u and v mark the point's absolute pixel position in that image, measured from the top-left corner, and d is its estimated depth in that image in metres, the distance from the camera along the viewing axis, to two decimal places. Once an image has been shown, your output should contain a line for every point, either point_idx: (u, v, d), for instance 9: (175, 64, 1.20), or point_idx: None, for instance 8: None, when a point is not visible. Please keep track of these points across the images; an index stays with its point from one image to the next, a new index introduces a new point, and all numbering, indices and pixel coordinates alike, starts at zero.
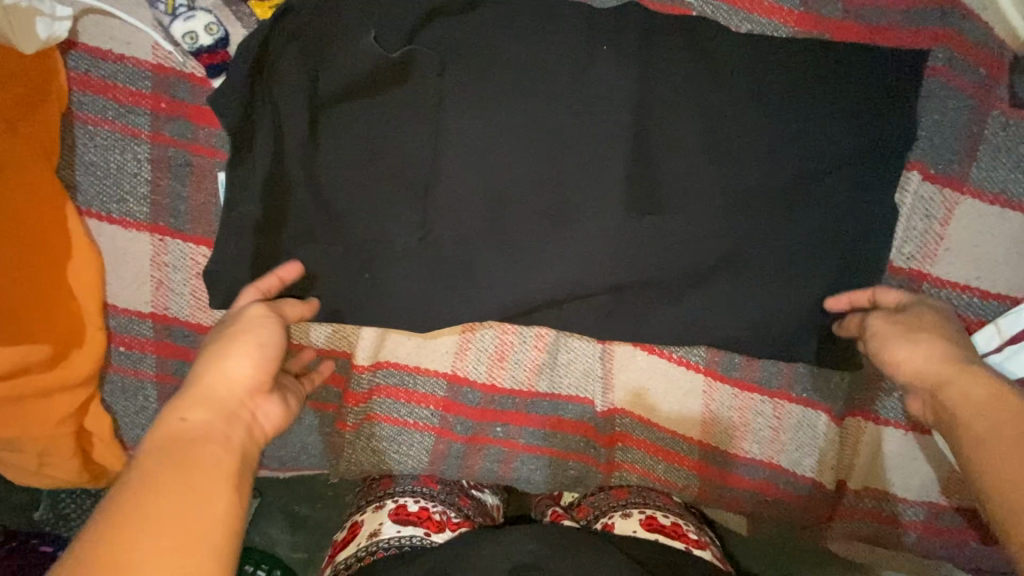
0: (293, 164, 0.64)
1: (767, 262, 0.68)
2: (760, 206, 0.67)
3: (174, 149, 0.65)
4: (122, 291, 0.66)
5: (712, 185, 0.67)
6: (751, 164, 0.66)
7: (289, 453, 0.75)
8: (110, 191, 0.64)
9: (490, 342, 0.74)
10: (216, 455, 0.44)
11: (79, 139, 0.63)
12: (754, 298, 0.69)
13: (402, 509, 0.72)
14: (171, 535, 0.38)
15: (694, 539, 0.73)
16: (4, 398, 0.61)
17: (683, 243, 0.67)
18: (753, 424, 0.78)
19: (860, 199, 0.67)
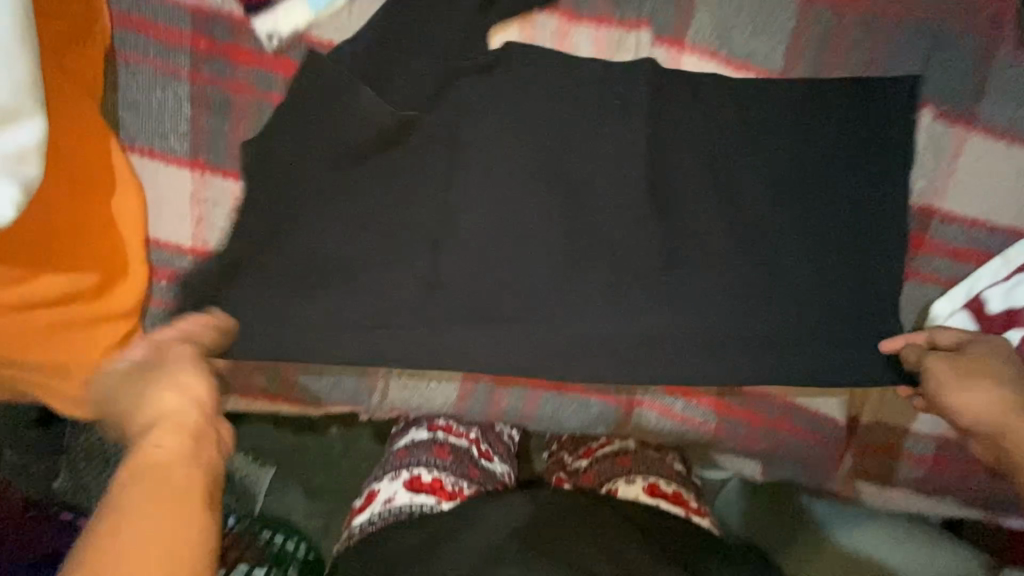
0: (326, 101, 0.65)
1: (779, 194, 0.72)
2: (771, 141, 0.71)
3: (214, 88, 0.67)
4: (165, 226, 0.69)
5: (724, 123, 0.71)
6: (759, 109, 0.71)
7: (322, 386, 0.77)
8: (152, 127, 0.67)
9: (484, 391, 0.79)
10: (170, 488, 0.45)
11: (123, 77, 0.65)
12: (769, 230, 0.72)
13: (416, 480, 0.74)
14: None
15: (694, 507, 0.75)
16: (56, 325, 0.64)
17: (699, 178, 0.72)
18: None
19: (866, 134, 0.71)
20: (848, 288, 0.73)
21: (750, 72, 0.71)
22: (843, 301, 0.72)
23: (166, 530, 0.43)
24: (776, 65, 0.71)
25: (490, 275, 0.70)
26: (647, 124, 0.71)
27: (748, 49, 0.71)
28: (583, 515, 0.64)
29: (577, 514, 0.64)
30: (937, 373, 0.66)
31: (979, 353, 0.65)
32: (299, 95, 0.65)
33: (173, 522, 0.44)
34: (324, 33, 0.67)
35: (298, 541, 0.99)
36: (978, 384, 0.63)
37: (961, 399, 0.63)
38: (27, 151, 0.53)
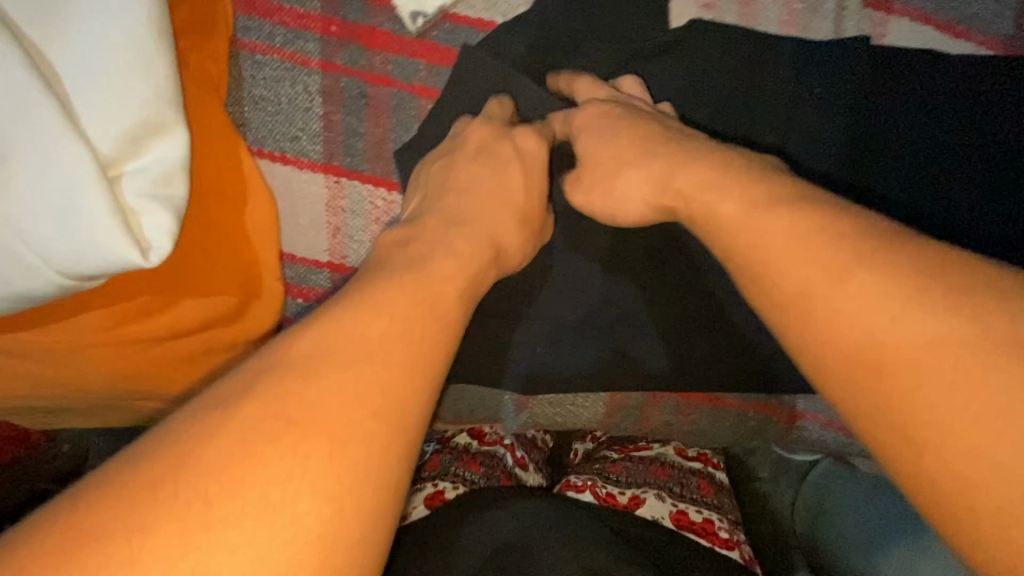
0: (475, 93, 0.57)
1: (1012, 156, 0.60)
2: (1001, 92, 0.59)
3: (348, 78, 0.58)
4: (299, 238, 0.62)
5: (941, 74, 0.60)
6: (985, 82, 0.59)
7: (466, 406, 0.72)
8: (282, 128, 0.59)
9: (638, 400, 0.71)
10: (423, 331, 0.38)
11: (247, 70, 0.57)
12: (999, 199, 0.61)
13: (438, 495, 0.67)
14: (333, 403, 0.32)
15: (723, 540, 0.68)
16: (201, 353, 0.58)
17: (912, 147, 0.61)
18: None
19: None
20: None
21: (972, 40, 0.60)
22: None
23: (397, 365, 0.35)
24: (1004, 30, 0.59)
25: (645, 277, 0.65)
26: (837, 103, 0.60)
27: (971, 11, 0.59)
28: (574, 523, 0.58)
29: (569, 522, 0.58)
30: (584, 113, 0.53)
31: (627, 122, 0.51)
32: (449, 88, 0.58)
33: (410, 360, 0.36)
34: (471, 10, 0.57)
35: None
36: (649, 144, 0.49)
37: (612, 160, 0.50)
38: (173, 169, 0.45)
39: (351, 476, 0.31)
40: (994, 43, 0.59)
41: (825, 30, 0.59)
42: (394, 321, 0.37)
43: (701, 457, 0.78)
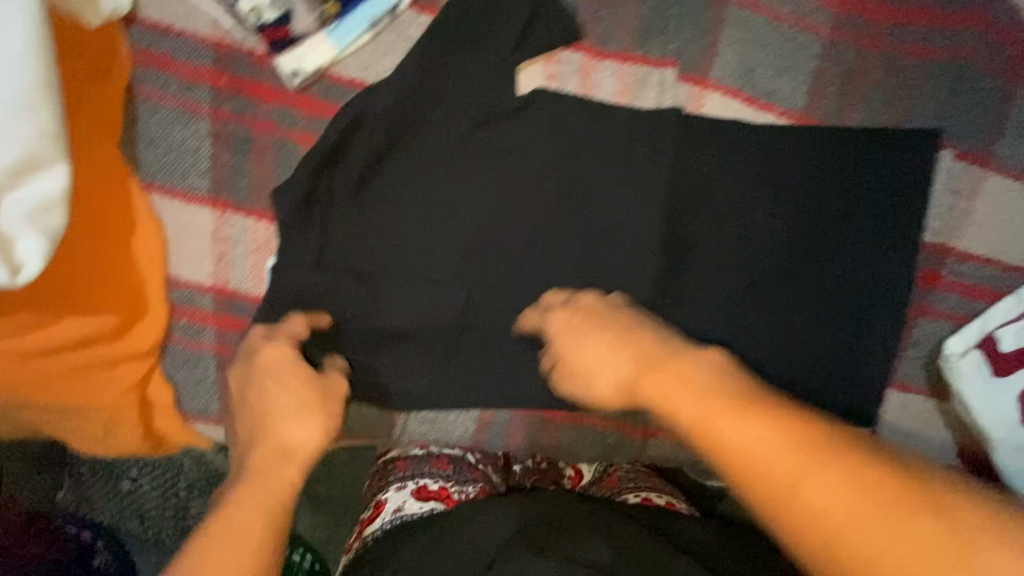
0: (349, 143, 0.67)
1: (823, 229, 0.72)
2: (784, 188, 0.72)
3: (235, 124, 0.66)
4: (186, 264, 0.68)
5: (738, 187, 0.72)
6: (779, 150, 0.71)
7: (342, 426, 0.77)
8: (172, 165, 0.66)
9: (503, 420, 0.80)
10: (284, 487, 0.52)
11: (143, 115, 0.65)
12: (834, 265, 0.72)
13: (423, 488, 0.69)
14: (226, 559, 0.45)
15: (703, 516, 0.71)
16: (77, 367, 0.63)
17: (720, 227, 0.73)
18: None
19: (870, 135, 0.71)
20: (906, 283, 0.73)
21: (772, 112, 0.71)
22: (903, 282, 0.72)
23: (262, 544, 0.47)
24: (798, 105, 0.71)
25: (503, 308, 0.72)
26: (665, 161, 0.72)
27: (770, 88, 0.71)
28: (584, 520, 0.57)
29: (580, 521, 0.57)
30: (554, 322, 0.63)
31: (594, 342, 0.59)
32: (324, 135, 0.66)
33: (270, 531, 0.49)
34: (346, 70, 0.66)
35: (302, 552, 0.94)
36: (607, 358, 0.57)
37: (592, 384, 0.58)
38: (51, 199, 0.52)
39: None
40: (790, 115, 0.71)
41: (652, 99, 0.71)
42: (231, 569, 0.45)
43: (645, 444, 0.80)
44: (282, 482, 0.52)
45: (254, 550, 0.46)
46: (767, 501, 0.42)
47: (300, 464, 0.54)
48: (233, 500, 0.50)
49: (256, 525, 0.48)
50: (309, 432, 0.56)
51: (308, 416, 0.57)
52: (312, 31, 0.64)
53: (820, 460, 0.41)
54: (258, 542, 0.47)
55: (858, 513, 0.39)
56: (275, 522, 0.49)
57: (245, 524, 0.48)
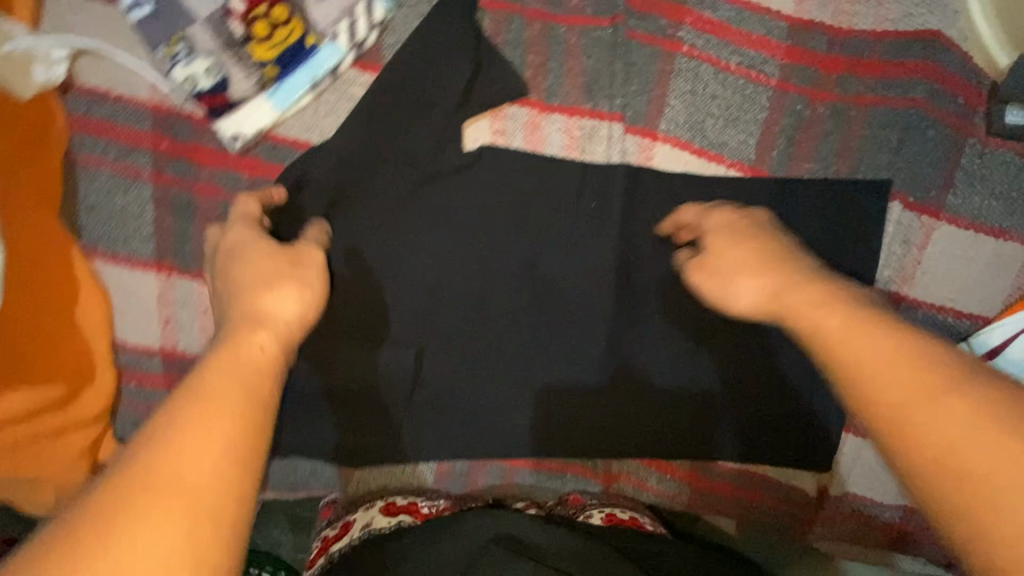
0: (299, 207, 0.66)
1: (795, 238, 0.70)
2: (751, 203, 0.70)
3: (177, 188, 0.65)
4: (133, 329, 0.67)
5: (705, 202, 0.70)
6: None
7: (301, 477, 0.78)
8: (115, 231, 0.65)
9: (463, 467, 0.80)
10: (260, 377, 0.38)
11: (83, 182, 0.64)
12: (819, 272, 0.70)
13: (393, 504, 0.73)
14: (204, 442, 0.33)
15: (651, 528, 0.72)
16: (22, 439, 0.63)
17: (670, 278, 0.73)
18: (732, 481, 0.84)
19: (843, 145, 0.70)
20: None
21: (722, 163, 0.71)
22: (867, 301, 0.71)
23: (246, 421, 0.35)
24: (748, 156, 0.71)
25: (458, 359, 0.73)
26: (616, 214, 0.71)
27: (719, 140, 0.71)
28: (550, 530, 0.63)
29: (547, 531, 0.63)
30: (713, 219, 0.58)
31: (734, 252, 0.51)
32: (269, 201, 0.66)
33: (255, 417, 0.35)
34: (289, 131, 0.66)
35: None
36: (745, 265, 0.50)
37: (732, 289, 0.49)
38: None
39: (239, 437, 0.34)
40: (741, 167, 0.71)
41: (601, 152, 0.71)
42: (213, 425, 0.34)
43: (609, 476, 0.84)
44: (252, 342, 0.40)
45: (242, 415, 0.35)
46: (888, 437, 0.34)
47: (284, 347, 0.42)
48: (199, 366, 0.37)
49: (227, 395, 0.35)
50: (291, 294, 0.46)
51: (285, 288, 0.46)
52: (250, 95, 0.63)
53: (947, 389, 0.33)
54: (241, 431, 0.34)
55: (988, 435, 0.31)
56: (262, 412, 0.36)
57: (226, 382, 0.36)
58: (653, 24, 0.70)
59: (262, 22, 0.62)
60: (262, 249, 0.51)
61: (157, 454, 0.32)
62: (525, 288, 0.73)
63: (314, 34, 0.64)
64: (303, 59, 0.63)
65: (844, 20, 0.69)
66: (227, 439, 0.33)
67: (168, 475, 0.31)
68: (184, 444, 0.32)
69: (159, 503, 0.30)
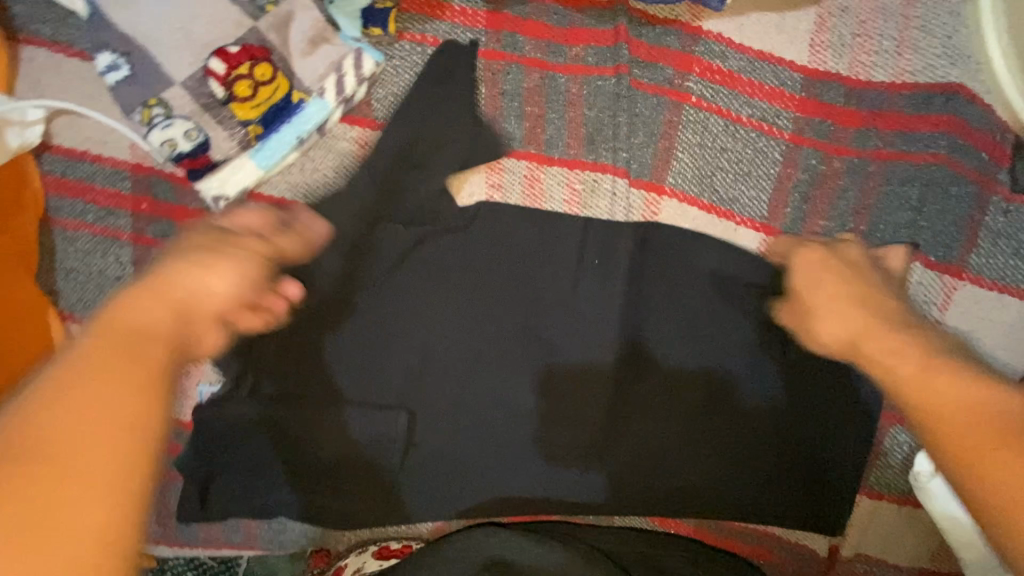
0: (306, 271, 0.64)
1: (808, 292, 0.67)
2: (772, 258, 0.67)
3: (158, 250, 0.62)
4: None
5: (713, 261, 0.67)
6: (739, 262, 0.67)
7: (288, 537, 0.74)
8: (92, 296, 0.62)
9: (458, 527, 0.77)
10: (127, 361, 0.34)
11: (60, 244, 0.61)
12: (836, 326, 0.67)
13: (385, 548, 0.72)
14: (93, 414, 0.31)
15: None
16: None
17: (678, 336, 0.69)
18: (739, 537, 0.81)
19: (863, 200, 0.66)
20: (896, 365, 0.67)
21: (732, 219, 0.68)
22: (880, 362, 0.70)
23: (144, 387, 0.33)
24: (759, 213, 0.67)
25: (454, 424, 0.70)
26: (617, 273, 0.67)
27: (730, 196, 0.67)
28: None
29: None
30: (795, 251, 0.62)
31: (833, 295, 0.56)
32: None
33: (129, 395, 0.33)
34: (276, 190, 0.63)
35: None
36: (835, 307, 0.55)
37: (813, 332, 0.56)
38: None
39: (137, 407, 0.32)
40: (751, 224, 0.68)
41: (604, 207, 0.67)
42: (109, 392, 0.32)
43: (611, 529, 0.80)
44: (146, 316, 0.38)
45: (131, 370, 0.34)
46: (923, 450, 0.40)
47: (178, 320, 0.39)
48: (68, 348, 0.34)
49: (120, 358, 0.34)
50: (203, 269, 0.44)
51: (213, 260, 0.45)
52: (232, 154, 0.60)
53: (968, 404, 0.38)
54: (139, 397, 0.33)
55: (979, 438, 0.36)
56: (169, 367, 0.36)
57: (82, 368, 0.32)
58: (659, 73, 0.67)
59: (244, 82, 0.59)
60: (184, 241, 0.47)
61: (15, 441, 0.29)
62: (520, 349, 0.69)
63: (300, 92, 0.61)
64: (288, 116, 0.60)
65: (861, 71, 0.66)
66: (116, 408, 0.32)
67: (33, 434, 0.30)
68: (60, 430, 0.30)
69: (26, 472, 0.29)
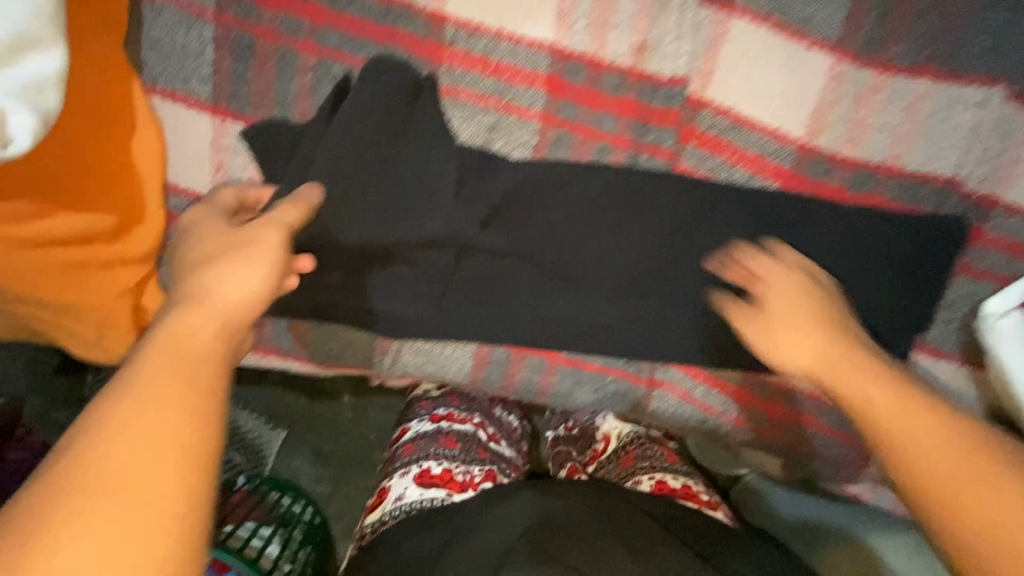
0: (379, 72, 0.65)
1: (885, 227, 0.69)
2: (865, 211, 0.69)
3: (238, 30, 0.64)
4: (184, 172, 0.68)
5: (783, 83, 0.67)
6: (806, 85, 0.67)
7: (335, 348, 0.75)
8: (174, 69, 0.65)
9: (502, 357, 0.76)
10: (183, 349, 0.42)
11: (147, 16, 0.64)
12: (908, 265, 0.69)
13: (426, 474, 0.76)
14: (166, 404, 0.38)
15: (705, 501, 0.75)
16: (73, 264, 0.63)
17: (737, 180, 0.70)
18: (785, 403, 0.79)
19: (945, 26, 0.64)
20: (926, 306, 0.71)
21: (802, 41, 0.66)
22: (935, 201, 0.69)
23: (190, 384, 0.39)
24: (832, 34, 0.66)
25: (510, 238, 0.70)
26: (671, 173, 0.69)
27: (802, 15, 0.65)
28: (600, 517, 0.59)
29: (592, 516, 0.59)
30: (784, 270, 0.64)
31: (879, 393, 0.52)
32: None
33: (194, 390, 0.40)
34: None
35: (304, 504, 1.00)
36: (861, 390, 0.53)
37: (807, 364, 0.58)
38: (45, 81, 0.52)
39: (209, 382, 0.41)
40: (824, 45, 0.66)
41: (673, 23, 0.66)
42: (183, 384, 0.39)
43: (654, 382, 0.78)
44: (194, 319, 0.44)
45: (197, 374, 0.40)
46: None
47: (230, 308, 0.46)
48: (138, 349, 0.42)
49: (188, 364, 0.41)
50: (213, 276, 0.46)
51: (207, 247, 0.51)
52: None
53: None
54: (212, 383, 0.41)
55: None
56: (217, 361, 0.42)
57: (161, 370, 0.39)
58: None
59: None
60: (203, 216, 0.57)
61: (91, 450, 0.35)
62: (501, 177, 0.68)
63: None
64: None
65: None
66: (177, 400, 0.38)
67: (143, 452, 0.36)
68: (144, 406, 0.37)
69: (119, 488, 0.34)
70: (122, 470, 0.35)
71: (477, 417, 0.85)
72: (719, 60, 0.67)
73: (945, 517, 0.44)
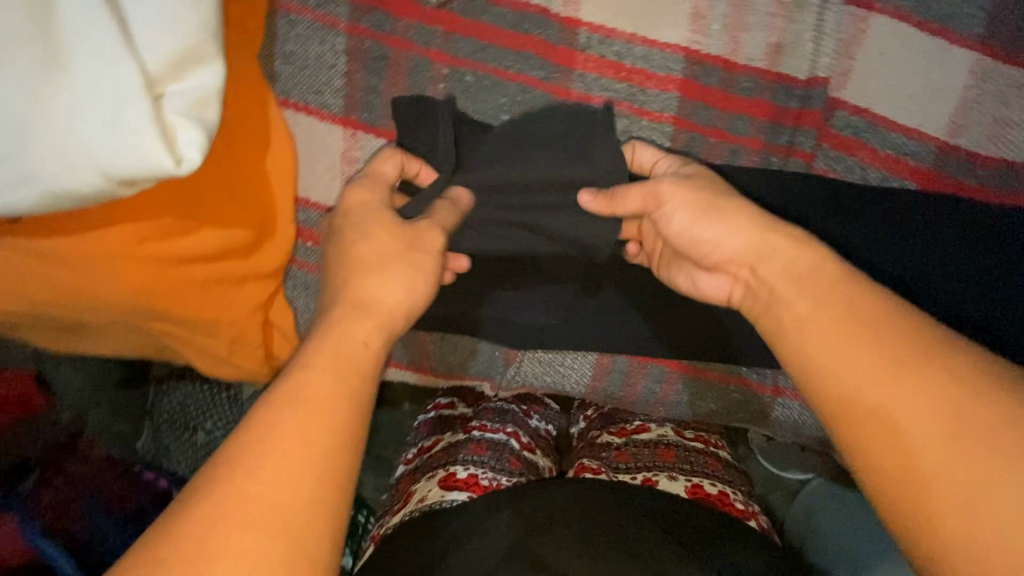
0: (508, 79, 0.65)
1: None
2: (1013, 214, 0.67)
3: (371, 41, 0.63)
4: (315, 185, 0.68)
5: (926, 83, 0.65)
6: (949, 84, 0.65)
7: (457, 359, 0.76)
8: (308, 81, 0.65)
9: (624, 366, 0.76)
10: (329, 374, 0.43)
11: (283, 28, 0.63)
12: None
13: (451, 476, 0.71)
14: (311, 420, 0.40)
15: (740, 510, 0.70)
16: (211, 280, 0.62)
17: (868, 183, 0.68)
18: None
19: None
20: None
21: (945, 38, 0.64)
22: None
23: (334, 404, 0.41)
24: (976, 30, 0.64)
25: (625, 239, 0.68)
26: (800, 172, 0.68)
27: (946, 12, 0.63)
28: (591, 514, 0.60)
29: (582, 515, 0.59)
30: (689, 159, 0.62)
31: (877, 342, 0.43)
32: None
33: (341, 416, 0.41)
34: None
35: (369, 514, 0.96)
36: (851, 356, 0.43)
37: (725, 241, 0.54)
38: (208, 96, 0.51)
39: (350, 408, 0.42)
40: (967, 42, 0.64)
41: (809, 21, 0.64)
42: (326, 405, 0.41)
43: (777, 389, 0.76)
44: (358, 339, 0.47)
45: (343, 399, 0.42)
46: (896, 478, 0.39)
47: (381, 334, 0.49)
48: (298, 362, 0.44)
49: (331, 386, 0.42)
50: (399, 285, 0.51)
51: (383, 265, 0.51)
52: None
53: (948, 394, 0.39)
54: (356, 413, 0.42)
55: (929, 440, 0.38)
56: (362, 384, 0.44)
57: (316, 391, 0.41)
58: None
59: None
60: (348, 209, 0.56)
61: (259, 432, 0.39)
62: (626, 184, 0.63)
63: None
64: None
65: None
66: (319, 421, 0.40)
67: (286, 475, 0.38)
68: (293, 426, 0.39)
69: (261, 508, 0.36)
70: (273, 482, 0.37)
71: (510, 426, 0.79)
72: (856, 58, 0.65)
73: (926, 528, 0.38)
